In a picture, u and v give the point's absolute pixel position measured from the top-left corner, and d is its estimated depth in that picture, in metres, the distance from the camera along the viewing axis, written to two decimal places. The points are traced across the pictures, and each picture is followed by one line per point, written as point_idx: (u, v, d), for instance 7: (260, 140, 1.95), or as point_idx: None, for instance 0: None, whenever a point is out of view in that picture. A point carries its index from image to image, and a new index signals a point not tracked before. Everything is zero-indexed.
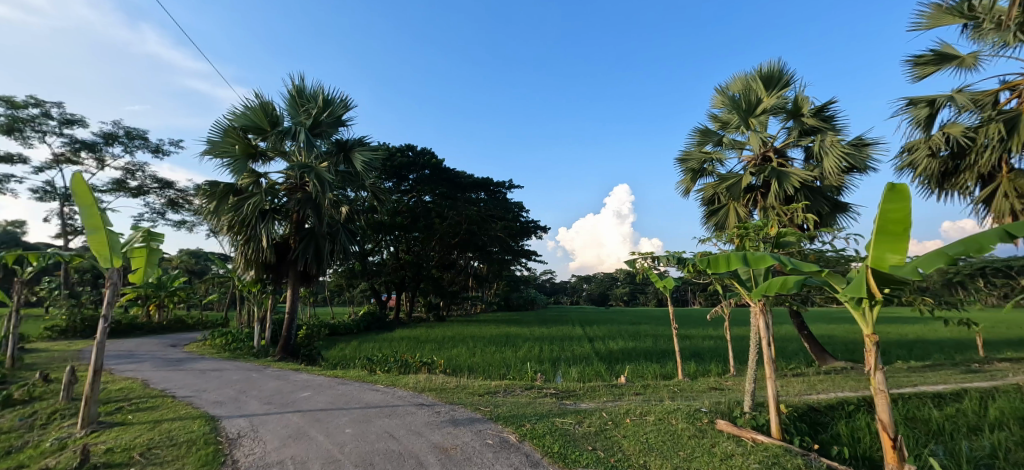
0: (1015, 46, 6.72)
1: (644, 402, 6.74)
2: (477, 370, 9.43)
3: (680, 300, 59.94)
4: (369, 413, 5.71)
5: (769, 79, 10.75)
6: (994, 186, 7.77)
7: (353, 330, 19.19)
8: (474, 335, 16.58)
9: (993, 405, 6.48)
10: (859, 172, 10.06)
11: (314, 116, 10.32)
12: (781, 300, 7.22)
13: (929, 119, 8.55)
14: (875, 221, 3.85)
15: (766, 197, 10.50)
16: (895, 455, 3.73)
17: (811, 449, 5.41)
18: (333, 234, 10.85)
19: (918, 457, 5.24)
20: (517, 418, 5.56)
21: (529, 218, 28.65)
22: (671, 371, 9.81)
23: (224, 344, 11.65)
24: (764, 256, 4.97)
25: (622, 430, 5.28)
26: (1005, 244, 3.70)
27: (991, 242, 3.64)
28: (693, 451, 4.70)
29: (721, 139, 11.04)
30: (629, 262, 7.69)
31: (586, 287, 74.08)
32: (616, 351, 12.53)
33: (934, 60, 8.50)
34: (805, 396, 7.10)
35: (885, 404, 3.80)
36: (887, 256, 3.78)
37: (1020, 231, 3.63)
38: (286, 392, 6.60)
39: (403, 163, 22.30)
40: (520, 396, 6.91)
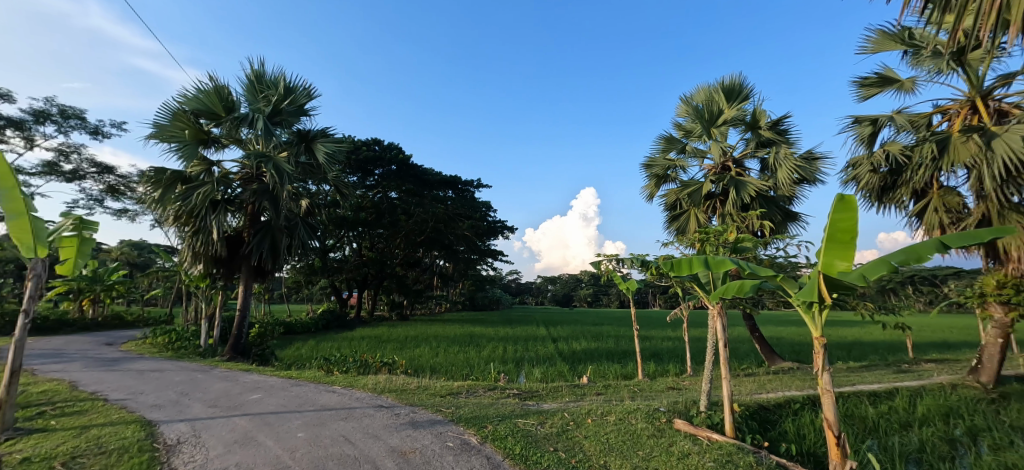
0: (948, 73, 7.17)
1: (605, 402, 6.77)
2: (440, 370, 9.24)
3: (641, 302, 61.38)
4: (323, 415, 5.45)
5: (731, 91, 11.09)
6: (925, 202, 8.28)
7: (310, 329, 18.53)
8: (437, 335, 16.31)
9: (921, 403, 6.90)
10: (810, 184, 10.53)
11: (274, 104, 9.85)
12: (736, 303, 7.46)
13: (871, 137, 9.02)
14: (825, 231, 4.00)
15: (724, 204, 10.83)
16: (838, 452, 3.84)
17: (761, 446, 5.58)
18: (292, 228, 10.40)
19: (856, 451, 5.51)
20: (478, 419, 5.44)
21: (496, 218, 28.59)
22: (632, 371, 9.93)
23: (167, 343, 10.94)
24: (724, 260, 5.06)
25: (583, 430, 5.26)
26: (941, 254, 3.91)
27: (929, 253, 3.83)
28: (652, 450, 4.73)
29: (685, 147, 11.30)
30: (594, 264, 7.73)
31: (551, 287, 74.79)
32: (578, 352, 12.64)
33: (878, 82, 8.98)
34: (755, 395, 7.33)
35: (831, 402, 3.89)
36: (836, 263, 3.93)
37: (956, 243, 3.84)
38: (235, 394, 6.23)
39: (368, 158, 21.61)
40: (482, 397, 6.80)
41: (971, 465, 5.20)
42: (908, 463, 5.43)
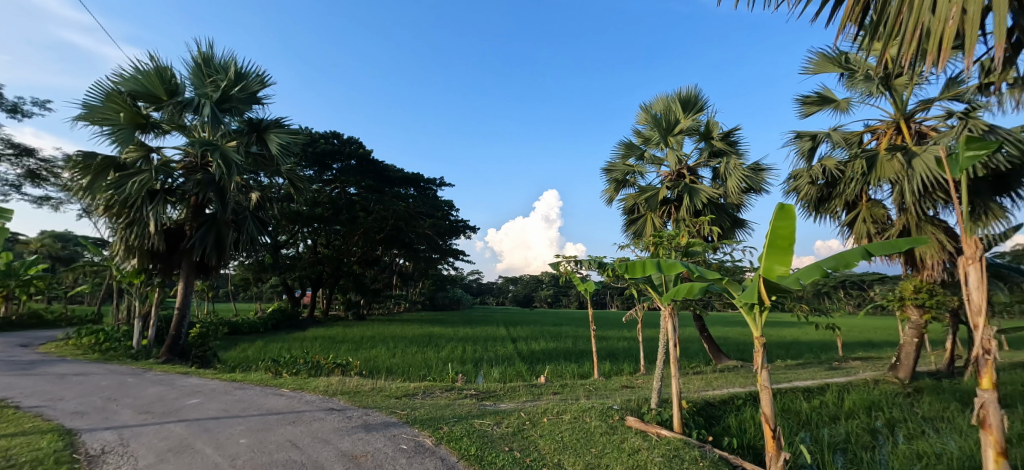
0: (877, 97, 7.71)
1: (561, 401, 6.82)
2: (397, 371, 9.02)
3: (599, 303, 62.60)
4: (268, 420, 5.17)
5: (687, 102, 11.49)
6: (856, 212, 8.89)
7: (258, 329, 17.66)
8: (395, 335, 15.95)
9: (849, 398, 7.40)
10: (756, 193, 11.07)
11: (223, 90, 9.27)
12: (687, 304, 7.71)
13: (811, 151, 9.59)
14: (766, 238, 4.21)
15: (679, 210, 11.20)
16: (774, 443, 4.01)
17: (706, 441, 5.79)
18: (239, 222, 9.86)
19: (790, 442, 5.82)
20: (433, 421, 5.33)
21: (458, 217, 28.31)
22: (588, 370, 10.09)
23: (93, 344, 10.08)
24: (675, 263, 5.22)
25: (539, 429, 5.27)
26: (867, 261, 4.17)
27: (857, 259, 4.07)
28: (604, 447, 4.79)
29: (643, 154, 11.60)
30: (553, 265, 7.79)
31: (511, 287, 74.97)
32: (537, 352, 12.70)
33: (818, 101, 9.55)
34: (702, 392, 7.62)
35: (769, 398, 4.06)
36: (775, 267, 4.12)
37: (880, 251, 4.09)
38: (170, 399, 5.81)
39: (326, 152, 20.81)
40: (438, 398, 6.68)
41: (891, 452, 5.62)
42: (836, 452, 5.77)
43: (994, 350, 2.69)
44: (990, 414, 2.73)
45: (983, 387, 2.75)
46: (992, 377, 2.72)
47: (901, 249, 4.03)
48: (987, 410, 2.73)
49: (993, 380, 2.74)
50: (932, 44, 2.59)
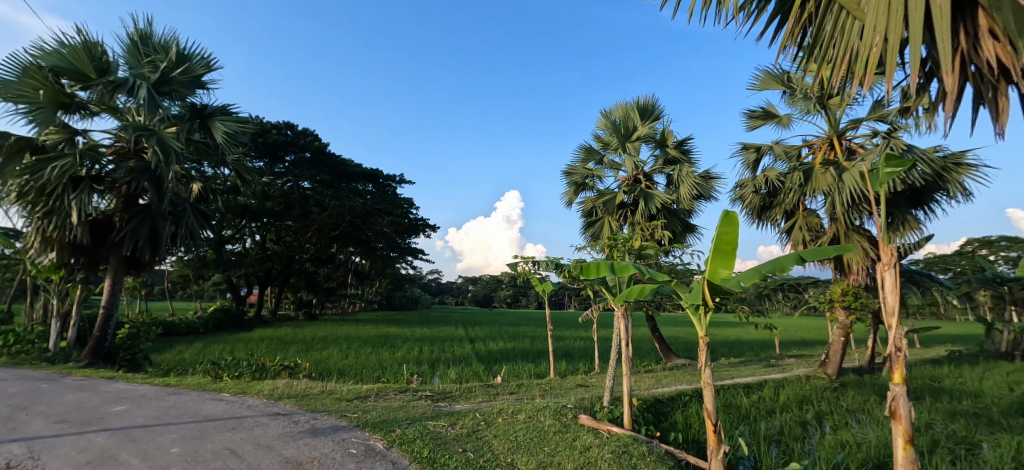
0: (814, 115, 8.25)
1: (517, 401, 6.84)
2: (349, 373, 8.73)
3: (558, 303, 63.34)
4: (205, 427, 4.87)
5: (645, 110, 11.83)
6: (793, 221, 9.48)
7: (197, 330, 16.62)
8: (348, 336, 15.46)
9: (784, 393, 7.87)
10: (706, 200, 11.56)
11: (162, 71, 8.65)
12: (639, 305, 7.93)
13: (756, 162, 10.13)
14: (712, 242, 4.37)
15: (634, 214, 11.52)
16: (715, 437, 4.12)
17: (654, 436, 5.99)
18: (178, 215, 9.23)
19: (730, 435, 6.11)
20: (385, 424, 5.18)
21: (417, 215, 27.83)
22: (545, 370, 10.17)
23: (3, 347, 9.13)
24: (628, 265, 5.36)
25: (493, 429, 5.26)
26: (800, 267, 4.44)
27: (791, 264, 4.32)
28: (556, 446, 4.83)
29: (602, 159, 11.85)
30: (511, 266, 7.81)
31: (471, 287, 74.51)
32: (494, 352, 12.69)
33: (762, 116, 10.10)
34: (652, 390, 7.87)
35: (711, 394, 4.19)
36: (719, 270, 4.31)
37: (811, 257, 4.37)
38: (92, 407, 5.34)
39: (278, 143, 19.29)
40: (391, 400, 6.51)
41: (820, 441, 6.03)
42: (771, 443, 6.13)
43: (903, 346, 2.89)
44: (900, 406, 2.94)
45: (895, 381, 2.94)
46: (903, 371, 2.91)
47: (829, 256, 4.30)
48: (898, 402, 2.93)
49: (904, 375, 2.93)
50: (860, 71, 2.70)
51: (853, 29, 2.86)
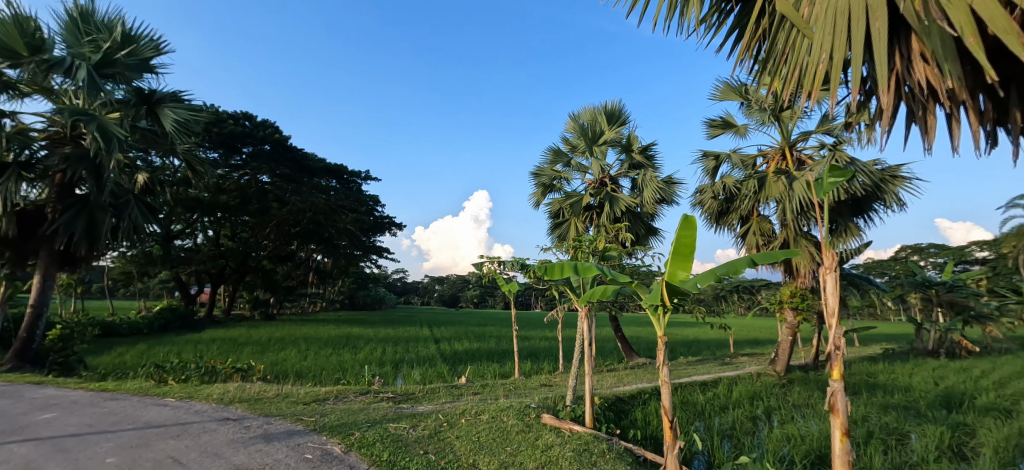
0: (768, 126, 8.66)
1: (481, 401, 6.82)
2: (307, 375, 8.44)
3: (524, 303, 63.51)
4: (146, 434, 4.59)
5: (611, 114, 12.05)
6: (748, 226, 9.92)
7: (140, 330, 15.65)
8: (307, 336, 14.95)
9: (737, 389, 8.23)
10: (668, 204, 11.91)
11: (105, 52, 8.10)
12: (602, 306, 8.07)
13: (715, 169, 10.53)
14: (672, 245, 4.50)
15: (600, 216, 11.73)
16: (671, 433, 4.23)
17: (614, 434, 6.12)
18: (120, 207, 8.65)
19: (686, 431, 6.32)
20: (344, 427, 5.04)
21: (383, 213, 27.24)
22: (510, 370, 10.19)
23: None
24: (591, 266, 5.44)
25: (455, 430, 5.22)
26: (751, 269, 4.65)
27: (744, 266, 4.51)
28: (519, 446, 4.85)
29: (569, 161, 12.00)
30: (477, 266, 7.79)
31: (437, 287, 73.60)
32: (460, 352, 12.60)
33: (721, 125, 10.51)
34: (614, 389, 8.03)
35: (668, 392, 4.32)
36: (677, 272, 4.43)
37: (762, 260, 4.58)
38: (16, 415, 4.93)
39: (235, 134, 18.39)
40: (352, 402, 6.34)
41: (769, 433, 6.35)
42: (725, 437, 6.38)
43: (842, 345, 3.06)
44: (837, 400, 3.04)
45: (833, 377, 3.07)
46: (841, 367, 3.05)
47: (778, 259, 4.51)
48: (836, 397, 3.05)
49: (842, 371, 3.07)
50: (808, 86, 2.83)
51: (802, 47, 3.00)
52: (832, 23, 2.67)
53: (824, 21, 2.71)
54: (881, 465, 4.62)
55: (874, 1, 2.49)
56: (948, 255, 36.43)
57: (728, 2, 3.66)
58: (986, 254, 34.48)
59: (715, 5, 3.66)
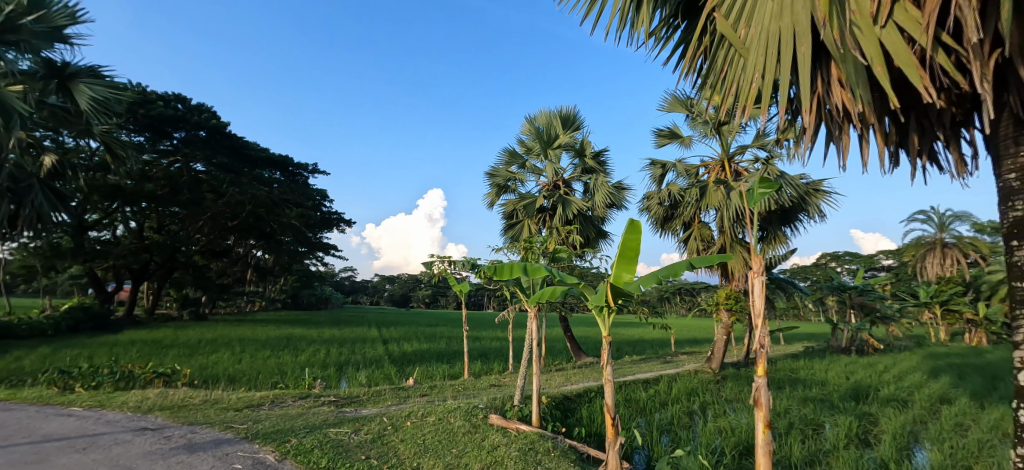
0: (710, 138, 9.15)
1: (428, 403, 6.72)
2: (242, 379, 7.94)
3: (477, 303, 63.29)
4: (46, 449, 4.14)
5: (567, 119, 12.25)
6: (690, 232, 10.43)
7: (45, 332, 14.08)
8: (243, 338, 14.09)
9: (676, 387, 8.63)
10: (618, 208, 12.31)
11: (9, 16, 7.19)
12: (552, 306, 8.19)
13: (661, 177, 10.98)
14: (618, 248, 4.66)
15: (552, 218, 11.91)
16: (613, 430, 4.32)
17: (559, 432, 6.22)
18: (21, 192, 7.78)
19: (627, 427, 6.54)
20: (280, 434, 4.79)
21: (330, 209, 26.17)
22: (459, 370, 10.11)
23: None
24: (540, 267, 5.51)
25: (400, 433, 5.10)
26: (690, 273, 4.88)
27: (683, 269, 4.73)
28: (465, 447, 4.82)
29: (524, 163, 12.09)
30: (427, 265, 7.68)
31: (387, 287, 71.73)
32: (408, 353, 12.35)
33: (668, 135, 10.97)
34: (561, 388, 8.17)
35: (611, 390, 4.41)
36: (622, 274, 4.61)
37: (700, 264, 4.82)
38: None
39: (164, 117, 16.64)
40: (289, 407, 6.04)
41: (704, 426, 6.72)
42: (664, 431, 6.67)
43: (766, 344, 3.17)
44: (762, 395, 3.11)
45: (759, 374, 3.15)
46: (766, 364, 3.14)
47: (714, 263, 4.78)
48: (761, 391, 3.12)
49: (767, 367, 3.17)
50: (744, 102, 3.00)
51: (739, 66, 3.18)
52: (765, 45, 2.85)
53: (759, 43, 2.88)
54: (800, 454, 5.00)
55: (801, 28, 2.68)
56: (861, 262, 40.21)
57: (674, 19, 3.85)
58: (892, 261, 38.38)
59: (663, 21, 3.82)
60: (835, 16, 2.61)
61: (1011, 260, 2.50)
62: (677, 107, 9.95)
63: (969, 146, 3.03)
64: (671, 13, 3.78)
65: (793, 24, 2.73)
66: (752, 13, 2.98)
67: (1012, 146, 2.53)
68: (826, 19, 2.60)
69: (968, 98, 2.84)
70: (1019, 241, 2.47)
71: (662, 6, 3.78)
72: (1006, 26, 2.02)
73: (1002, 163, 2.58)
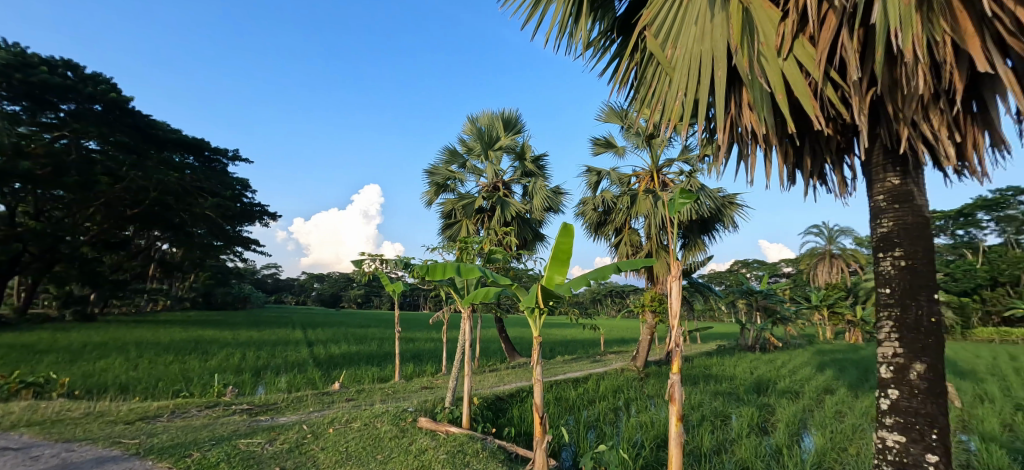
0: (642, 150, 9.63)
1: (353, 408, 6.46)
2: (138, 387, 7.15)
3: (412, 304, 62.00)
4: None
5: (508, 121, 12.34)
6: (621, 237, 10.93)
7: None
8: (142, 341, 12.70)
9: (603, 385, 8.98)
10: (555, 212, 12.60)
11: None
12: (486, 307, 8.19)
13: (596, 183, 11.40)
14: (551, 250, 4.76)
15: (490, 220, 11.95)
16: (540, 428, 4.33)
17: (489, 433, 6.24)
18: None
19: (555, 425, 6.69)
20: (180, 448, 4.38)
21: (252, 201, 24.37)
22: (389, 373, 9.83)
23: None
24: (473, 268, 5.48)
25: (320, 442, 4.86)
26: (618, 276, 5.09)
27: (611, 272, 4.92)
28: (390, 452, 4.69)
29: (464, 163, 12.02)
30: (356, 263, 7.38)
31: (315, 286, 68.20)
32: (335, 356, 11.82)
33: (604, 143, 11.41)
34: (494, 388, 8.23)
35: (540, 390, 4.42)
36: (554, 276, 4.74)
37: (627, 267, 5.04)
38: None
39: (49, 85, 14.57)
40: (193, 418, 5.53)
41: (627, 420, 7.08)
42: (591, 427, 6.91)
43: (681, 343, 3.13)
44: (676, 390, 3.12)
45: (673, 371, 3.13)
46: (680, 362, 3.12)
47: (639, 267, 4.98)
48: (675, 388, 3.13)
49: (681, 365, 3.15)
50: (668, 117, 3.17)
51: (665, 83, 3.37)
52: (688, 65, 3.05)
53: (683, 63, 3.08)
54: (709, 444, 5.41)
55: (719, 54, 2.90)
56: (766, 268, 44.46)
57: (609, 35, 4.02)
58: (791, 268, 42.82)
59: (599, 35, 3.97)
60: (747, 46, 2.86)
61: (879, 269, 2.89)
62: (613, 118, 10.37)
63: (852, 170, 3.45)
64: (607, 28, 3.94)
65: (713, 49, 2.95)
66: (677, 36, 3.18)
67: (882, 171, 2.91)
68: (739, 47, 2.83)
69: (850, 128, 3.23)
70: (884, 253, 2.85)
71: (599, 20, 3.93)
72: (879, 69, 2.33)
73: (873, 186, 2.97)
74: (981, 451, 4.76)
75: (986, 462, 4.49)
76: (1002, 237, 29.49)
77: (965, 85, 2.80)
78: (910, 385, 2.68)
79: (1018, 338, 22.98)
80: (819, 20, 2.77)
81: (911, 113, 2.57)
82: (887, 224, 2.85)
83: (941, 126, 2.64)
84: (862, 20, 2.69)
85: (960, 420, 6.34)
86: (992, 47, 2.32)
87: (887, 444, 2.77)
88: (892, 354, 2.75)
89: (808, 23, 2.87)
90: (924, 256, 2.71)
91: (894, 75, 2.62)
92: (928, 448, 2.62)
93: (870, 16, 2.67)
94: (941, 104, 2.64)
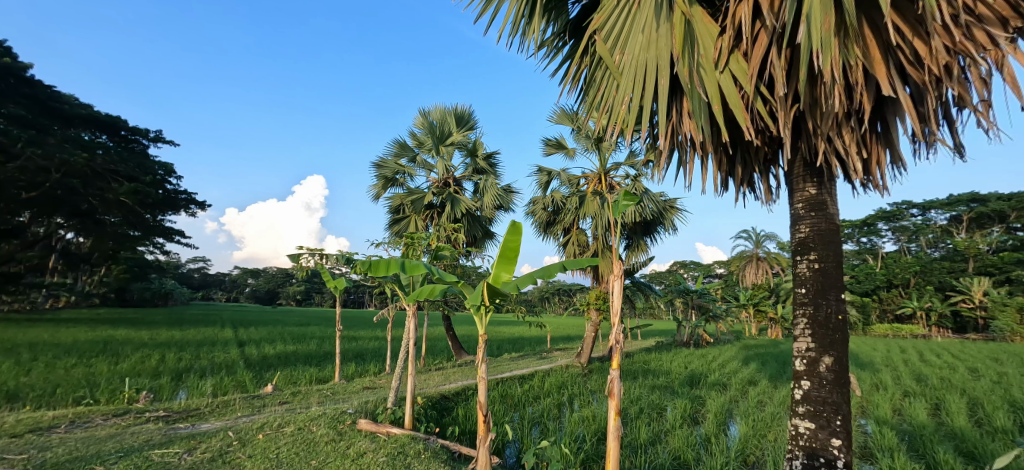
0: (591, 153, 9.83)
1: (287, 412, 6.10)
2: (30, 395, 6.36)
3: (356, 301, 60.29)
4: None
5: (461, 117, 12.21)
6: (569, 237, 11.16)
7: None
8: (43, 343, 11.33)
9: (548, 381, 9.10)
10: (505, 210, 12.63)
11: None
12: (434, 305, 8.09)
13: (546, 183, 11.53)
14: (499, 248, 4.74)
15: (440, 216, 11.76)
16: (484, 427, 4.21)
17: (432, 432, 6.12)
18: None
19: (499, 422, 6.67)
20: (79, 462, 3.94)
21: (179, 188, 22.49)
22: (328, 374, 9.38)
23: None
24: (419, 264, 5.31)
25: (247, 449, 4.55)
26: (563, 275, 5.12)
27: (556, 271, 4.95)
28: (327, 457, 4.48)
29: (415, 157, 11.75)
30: (294, 258, 6.98)
31: (251, 282, 64.66)
32: (269, 357, 11.12)
33: (556, 145, 11.57)
34: (438, 387, 8.09)
35: (484, 389, 4.28)
36: (501, 273, 4.74)
37: (572, 266, 5.10)
38: None
39: None
40: (98, 428, 5.01)
41: (570, 414, 7.21)
42: (535, 423, 6.95)
43: (621, 339, 3.05)
44: (615, 387, 3.09)
45: (613, 366, 3.08)
46: (620, 357, 3.06)
47: (585, 266, 4.99)
48: (614, 382, 3.09)
49: (620, 361, 3.09)
50: (615, 121, 3.25)
51: (612, 88, 3.44)
52: (635, 72, 3.12)
53: (630, 68, 3.15)
54: (645, 436, 5.59)
55: (663, 63, 3.00)
56: (700, 269, 47.46)
57: (562, 37, 4.06)
58: (723, 270, 45.89)
59: (552, 35, 4.00)
60: (688, 56, 2.97)
61: (797, 271, 3.11)
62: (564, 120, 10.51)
63: (777, 179, 3.67)
64: (560, 29, 3.98)
65: (657, 58, 3.03)
66: (625, 42, 3.25)
67: (801, 182, 3.14)
68: (681, 58, 2.94)
69: (776, 140, 3.47)
70: (801, 257, 3.09)
71: (552, 22, 3.96)
72: (802, 87, 2.50)
73: (794, 195, 3.19)
74: (876, 433, 5.31)
75: (880, 443, 5.00)
76: (898, 244, 33.18)
77: (873, 107, 3.08)
78: (819, 376, 2.92)
79: (909, 333, 25.73)
80: (753, 37, 2.96)
81: (828, 130, 2.79)
82: (804, 230, 3.08)
83: (852, 142, 2.88)
84: (789, 40, 2.89)
85: (859, 405, 7.06)
86: (894, 75, 2.57)
87: (799, 431, 2.99)
88: (805, 348, 2.98)
89: (742, 40, 3.06)
90: (833, 260, 2.96)
91: (814, 94, 2.83)
92: (833, 433, 2.86)
93: (796, 37, 2.88)
94: (852, 123, 2.89)
